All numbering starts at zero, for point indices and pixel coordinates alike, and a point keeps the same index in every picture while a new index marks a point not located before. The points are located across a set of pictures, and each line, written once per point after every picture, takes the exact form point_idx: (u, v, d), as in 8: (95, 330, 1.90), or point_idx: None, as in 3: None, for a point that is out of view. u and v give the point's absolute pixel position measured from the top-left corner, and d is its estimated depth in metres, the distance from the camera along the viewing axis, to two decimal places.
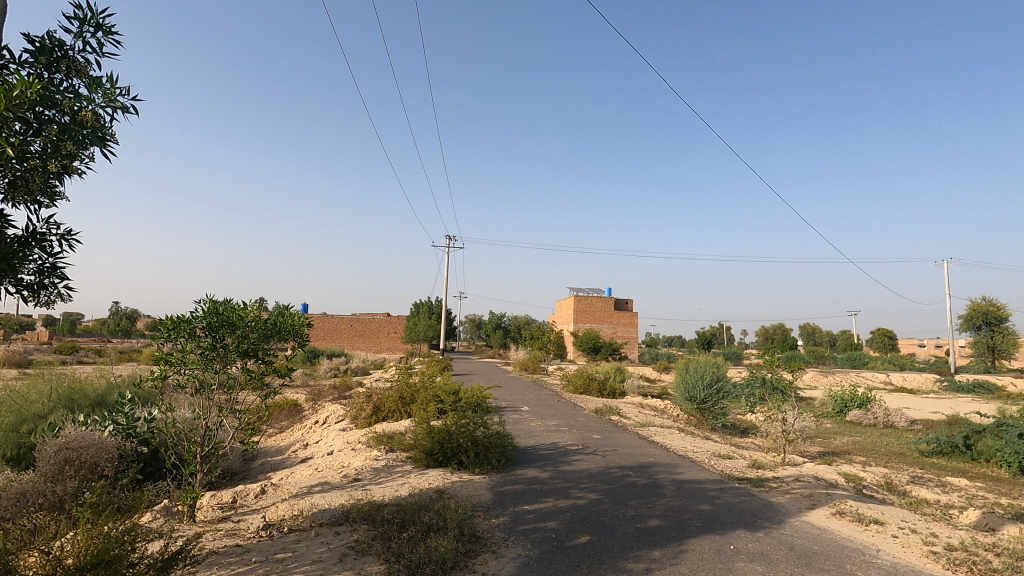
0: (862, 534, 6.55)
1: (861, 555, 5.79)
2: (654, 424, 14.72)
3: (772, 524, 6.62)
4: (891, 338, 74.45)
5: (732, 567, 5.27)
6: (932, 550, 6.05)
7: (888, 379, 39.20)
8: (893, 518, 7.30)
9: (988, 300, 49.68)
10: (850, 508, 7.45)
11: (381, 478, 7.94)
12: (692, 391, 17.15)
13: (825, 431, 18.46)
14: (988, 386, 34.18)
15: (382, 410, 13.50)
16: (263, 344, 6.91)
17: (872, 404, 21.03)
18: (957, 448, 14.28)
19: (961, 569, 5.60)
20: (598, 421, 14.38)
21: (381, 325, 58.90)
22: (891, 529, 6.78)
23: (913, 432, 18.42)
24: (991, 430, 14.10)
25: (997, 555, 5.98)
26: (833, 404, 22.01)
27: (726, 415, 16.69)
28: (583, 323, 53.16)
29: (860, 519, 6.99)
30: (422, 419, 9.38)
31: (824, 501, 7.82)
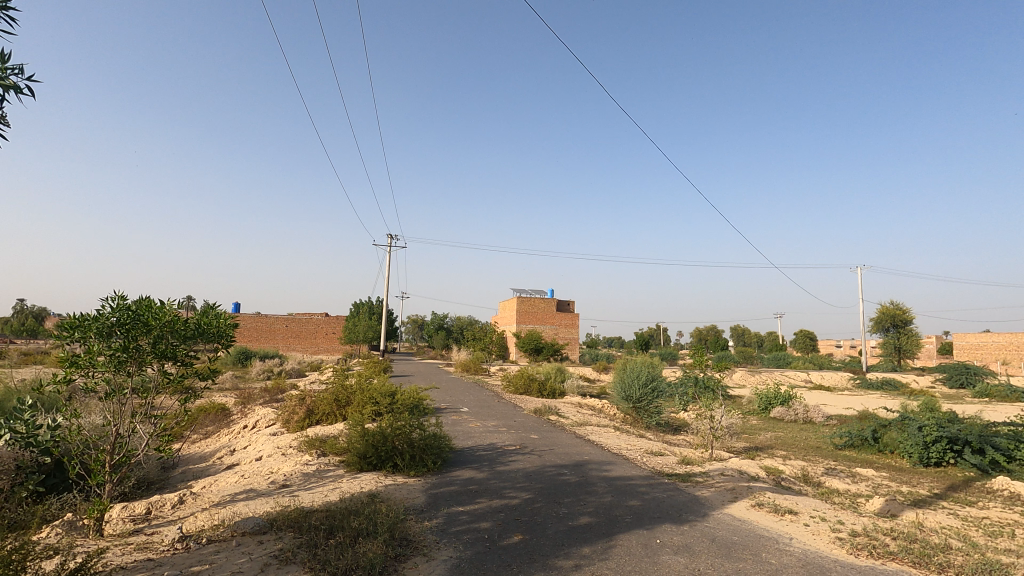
0: (778, 523, 6.95)
1: (776, 543, 6.14)
2: (591, 423, 15.00)
3: (696, 517, 6.91)
4: (812, 339, 79.67)
5: (658, 560, 5.45)
6: (838, 537, 6.51)
7: (809, 377, 41.82)
8: (806, 508, 7.78)
9: (896, 304, 54.02)
10: (768, 499, 7.89)
11: (310, 484, 7.67)
12: (628, 390, 17.65)
13: (751, 427, 19.46)
14: (894, 383, 37.07)
15: (316, 413, 13.07)
16: (183, 345, 6.50)
17: (793, 401, 22.37)
18: (866, 441, 15.42)
19: (862, 553, 6.05)
20: (537, 421, 14.53)
21: (318, 324, 57.13)
22: (804, 518, 7.22)
23: (829, 426, 19.75)
24: (895, 424, 15.31)
25: (893, 539, 6.51)
26: (759, 402, 23.19)
27: (660, 413, 17.25)
28: (526, 324, 53.42)
29: (776, 509, 7.41)
30: (356, 422, 9.13)
31: (745, 494, 8.23)
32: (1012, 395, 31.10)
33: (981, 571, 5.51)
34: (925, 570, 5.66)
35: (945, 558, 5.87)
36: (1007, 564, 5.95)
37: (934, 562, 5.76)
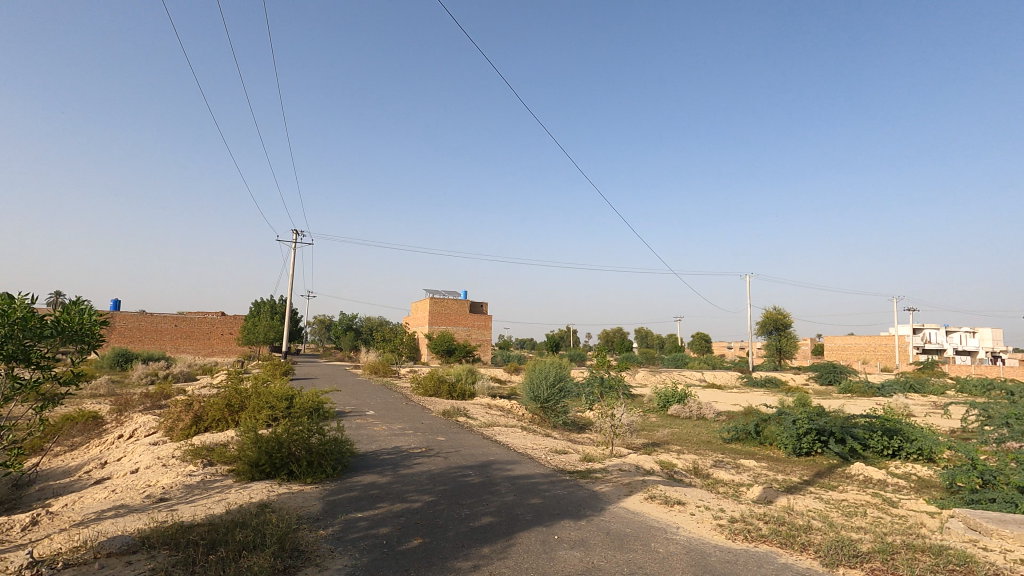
0: (667, 514, 7.39)
1: (664, 533, 6.53)
2: (499, 424, 15.12)
3: (594, 512, 7.18)
4: (707, 341, 85.79)
5: (554, 556, 5.60)
6: (719, 523, 7.04)
7: (703, 376, 44.90)
8: (693, 498, 8.33)
9: (778, 309, 59.51)
10: (660, 492, 8.37)
11: (193, 497, 7.09)
12: (536, 390, 18.01)
13: (650, 424, 20.55)
14: (775, 381, 40.76)
15: (205, 419, 12.11)
16: (37, 346, 5.76)
17: (688, 399, 23.91)
18: (749, 434, 16.81)
19: (739, 537, 6.59)
20: (445, 423, 14.42)
21: (213, 324, 53.07)
22: (691, 507, 7.73)
23: (718, 422, 21.33)
24: (773, 418, 16.82)
25: (766, 523, 7.14)
26: (658, 400, 24.55)
27: (566, 412, 17.74)
28: (438, 325, 52.90)
29: (667, 501, 7.88)
30: (248, 428, 8.57)
31: (640, 488, 8.67)
32: (869, 391, 35.31)
33: (835, 547, 6.18)
34: (790, 549, 6.25)
35: (807, 538, 6.52)
36: (856, 540, 6.73)
37: (797, 542, 6.39)
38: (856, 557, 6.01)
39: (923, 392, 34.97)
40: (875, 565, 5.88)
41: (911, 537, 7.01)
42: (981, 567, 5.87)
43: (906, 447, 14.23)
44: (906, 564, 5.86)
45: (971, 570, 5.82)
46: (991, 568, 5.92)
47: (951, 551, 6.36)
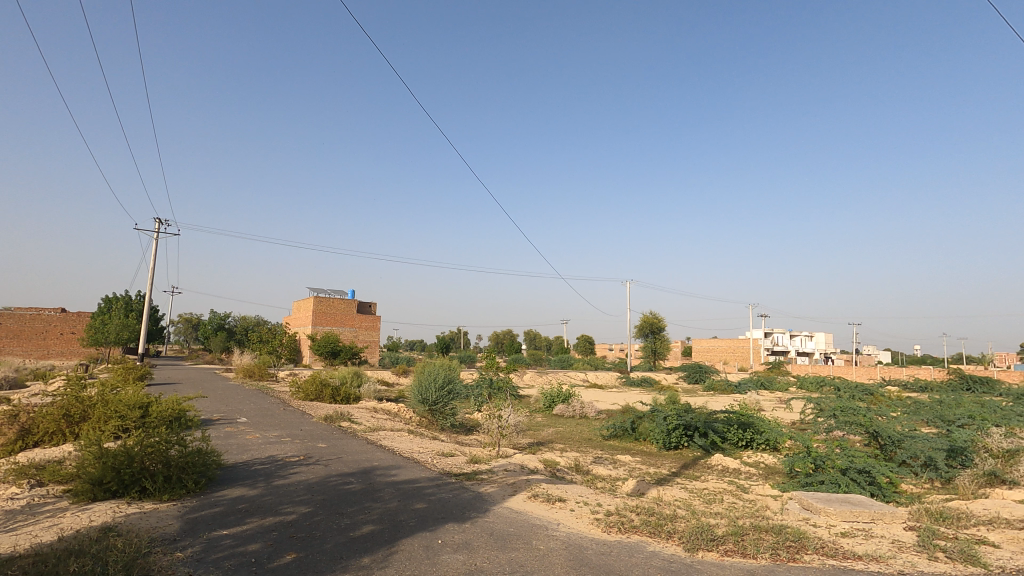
0: (549, 511, 7.63)
1: (545, 530, 6.73)
2: (385, 428, 14.70)
3: (478, 514, 7.23)
4: (591, 343, 90.29)
5: (437, 560, 5.54)
6: (596, 517, 7.41)
7: (587, 377, 47.12)
8: (573, 494, 8.70)
9: (654, 314, 64.21)
10: (542, 490, 8.63)
11: (14, 525, 6.06)
12: (425, 393, 17.77)
13: (536, 424, 21.14)
14: (650, 381, 43.88)
15: (33, 433, 10.42)
16: None
17: (572, 398, 24.95)
18: (626, 431, 17.91)
19: (614, 529, 6.98)
20: (326, 429, 13.72)
21: (49, 322, 46.00)
22: (571, 504, 8.07)
23: (599, 420, 22.49)
24: (647, 415, 18.07)
25: (638, 514, 7.64)
26: (544, 400, 25.33)
27: (454, 414, 17.69)
28: (322, 326, 50.32)
29: (549, 498, 8.14)
30: (90, 441, 7.52)
31: (524, 487, 8.89)
32: (728, 388, 39.23)
33: (696, 533, 6.77)
34: (657, 537, 6.75)
35: (672, 526, 7.09)
36: (714, 525, 7.43)
37: (664, 530, 6.92)
38: (713, 540, 6.62)
39: (772, 389, 39.59)
40: (728, 546, 6.53)
41: (758, 519, 7.88)
42: (811, 542, 6.75)
43: (757, 438, 15.99)
44: (754, 543, 6.58)
45: (803, 545, 6.67)
46: (819, 542, 6.83)
47: (789, 529, 7.24)
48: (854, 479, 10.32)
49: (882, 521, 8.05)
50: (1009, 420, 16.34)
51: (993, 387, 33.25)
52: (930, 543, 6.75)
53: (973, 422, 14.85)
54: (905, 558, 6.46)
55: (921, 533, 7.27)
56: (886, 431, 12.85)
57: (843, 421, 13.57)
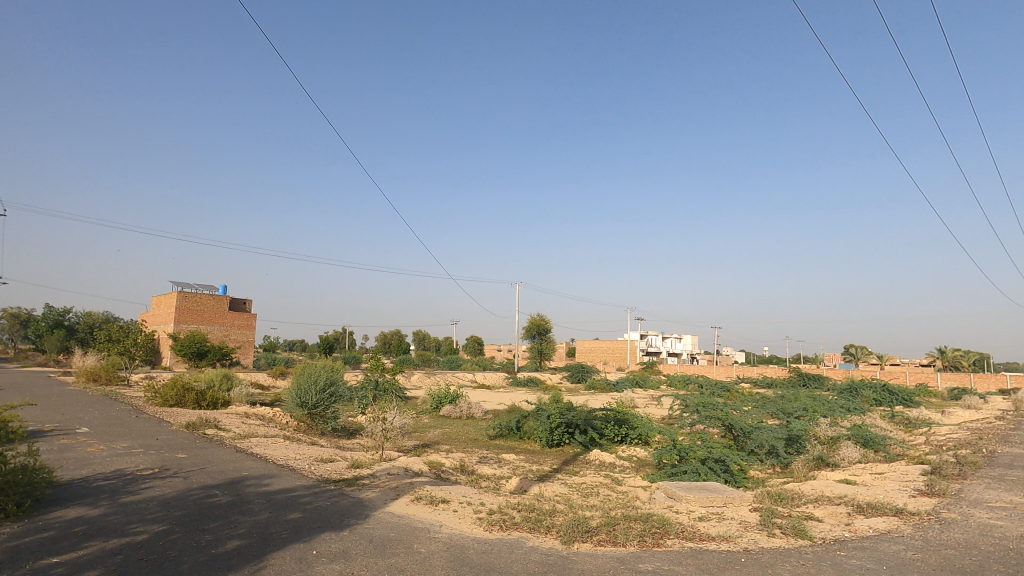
0: (431, 513, 7.59)
1: (427, 533, 6.68)
2: (257, 434, 13.67)
3: (357, 520, 6.99)
4: (479, 344, 91.11)
5: (312, 572, 5.28)
6: (479, 517, 7.49)
7: (475, 377, 47.48)
8: (457, 495, 8.72)
9: (541, 316, 66.37)
10: (426, 492, 8.55)
11: None
12: (303, 395, 16.79)
13: (422, 425, 20.86)
14: (536, 381, 45.28)
15: None
16: None
17: (459, 399, 24.96)
18: (511, 430, 18.28)
19: (495, 527, 7.10)
20: (188, 437, 12.46)
21: None
22: (454, 504, 8.08)
23: (485, 420, 22.74)
24: (532, 414, 18.61)
25: (519, 511, 7.85)
26: (431, 401, 25.07)
27: (336, 418, 16.92)
28: (187, 324, 45.67)
29: (432, 500, 8.09)
30: None
31: (407, 490, 8.75)
32: (607, 387, 41.61)
33: (572, 526, 7.11)
34: (537, 532, 6.99)
35: (551, 521, 7.37)
36: (589, 517, 7.85)
37: (543, 525, 7.18)
38: (587, 532, 7.00)
39: (645, 387, 42.64)
40: (601, 536, 6.93)
41: (629, 509, 8.46)
42: (673, 527, 7.38)
43: (631, 433, 17.13)
44: (624, 532, 7.05)
45: (667, 530, 7.27)
46: (680, 527, 7.49)
47: (655, 517, 7.85)
48: (712, 468, 11.44)
49: (733, 505, 9.01)
50: (833, 411, 19.10)
51: (822, 383, 38.67)
52: (769, 521, 7.68)
53: (806, 414, 17.14)
54: (749, 536, 7.29)
55: (763, 513, 8.25)
56: (738, 424, 14.40)
57: (704, 416, 14.99)
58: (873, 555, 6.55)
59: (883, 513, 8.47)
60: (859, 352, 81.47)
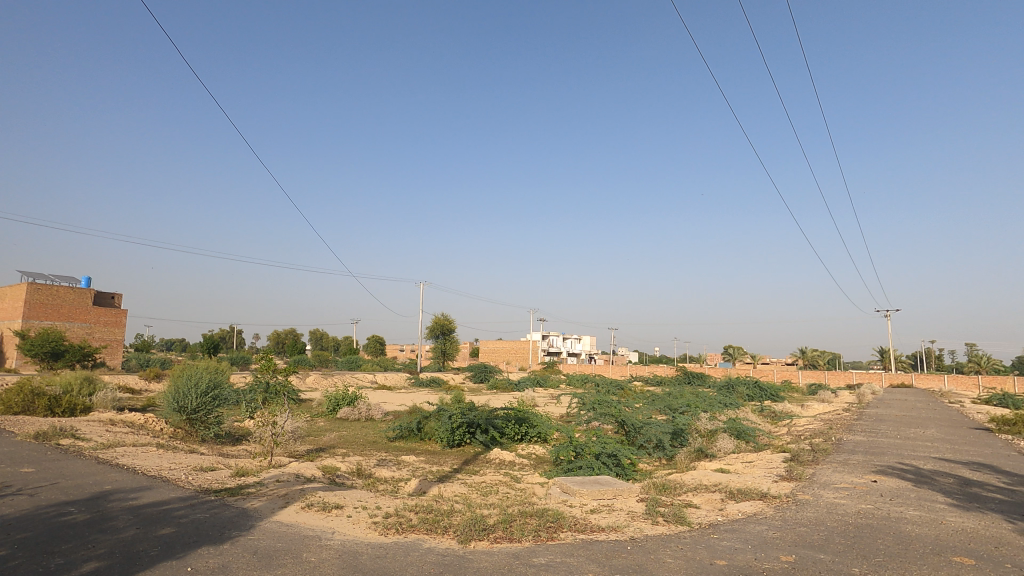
0: (324, 520, 7.28)
1: (318, 541, 6.41)
2: (124, 443, 12.32)
3: (240, 532, 6.54)
4: (381, 344, 88.69)
5: None
6: (374, 521, 7.31)
7: (375, 378, 46.14)
8: (351, 500, 8.43)
9: (445, 316, 65.98)
10: (318, 499, 8.19)
11: None
12: (182, 400, 15.35)
13: (317, 429, 19.92)
14: (439, 381, 44.94)
15: None
16: None
17: (357, 400, 24.12)
18: (412, 431, 18.00)
19: (391, 531, 6.97)
20: (37, 449, 10.95)
21: None
22: (348, 510, 7.82)
23: (385, 422, 22.19)
24: (433, 415, 18.43)
25: (416, 513, 7.76)
26: (327, 403, 24.00)
27: (219, 423, 15.68)
28: (38, 320, 40.11)
29: (324, 507, 7.76)
30: None
31: (298, 497, 8.31)
32: (509, 386, 42.24)
33: (470, 525, 7.15)
34: (433, 534, 6.95)
35: (448, 521, 7.37)
36: (486, 515, 7.94)
37: (440, 526, 7.15)
38: (484, 530, 7.07)
39: (545, 386, 43.82)
40: (498, 534, 7.04)
41: (526, 505, 8.66)
42: (566, 521, 7.68)
43: (530, 432, 17.53)
44: (520, 528, 7.21)
45: (560, 524, 7.54)
46: (573, 520, 7.80)
47: (550, 512, 8.11)
48: (605, 462, 12.03)
49: (622, 496, 9.54)
50: (712, 406, 20.83)
51: (704, 380, 42.02)
52: (653, 510, 8.23)
53: (689, 409, 18.53)
54: (636, 525, 7.75)
55: (648, 503, 8.82)
56: (630, 420, 15.26)
57: (599, 413, 15.72)
58: (741, 536, 7.24)
59: (750, 497, 9.38)
60: (736, 352, 89.70)
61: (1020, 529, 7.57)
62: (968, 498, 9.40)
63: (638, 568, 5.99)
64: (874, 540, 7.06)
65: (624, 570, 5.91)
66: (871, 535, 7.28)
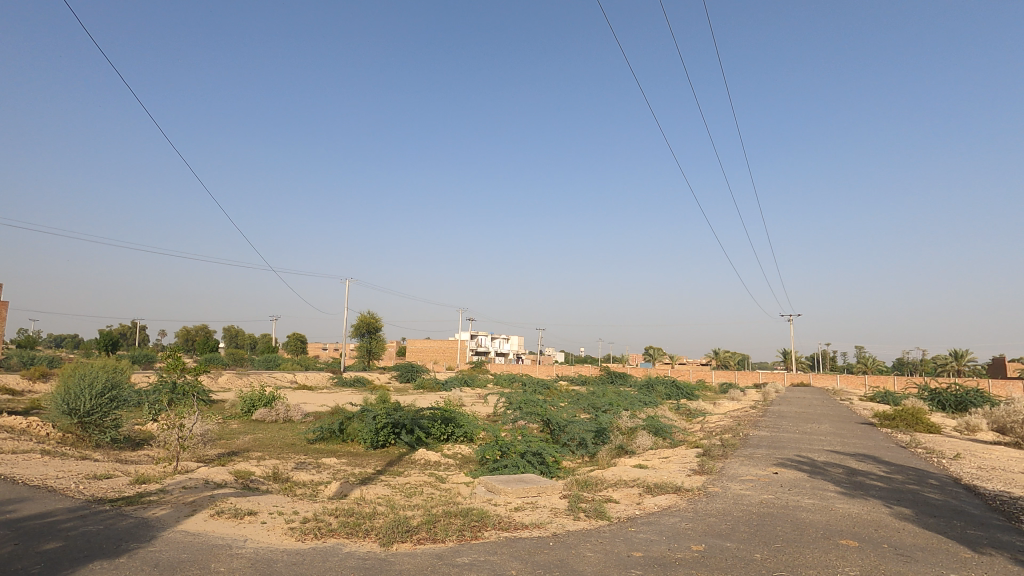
0: (235, 527, 6.88)
1: (228, 550, 6.05)
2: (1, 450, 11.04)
3: (139, 544, 6.05)
4: (302, 342, 85.08)
5: None
6: (290, 527, 7.00)
7: (295, 377, 44.10)
8: (266, 506, 8.03)
9: (371, 314, 64.33)
10: (229, 505, 7.72)
11: None
12: (73, 402, 13.95)
13: (229, 432, 18.75)
14: (364, 380, 43.73)
15: None
16: None
17: (275, 401, 22.93)
18: (334, 433, 17.36)
19: (309, 537, 6.70)
20: None
21: None
22: (262, 516, 7.45)
23: (304, 423, 21.26)
24: (357, 416, 17.88)
25: (336, 518, 7.51)
26: (241, 404, 22.66)
27: (116, 427, 14.40)
28: None
29: (236, 514, 7.34)
30: None
31: (206, 504, 7.80)
32: (436, 386, 41.77)
33: (392, 527, 7.02)
34: (354, 538, 6.76)
35: (370, 524, 7.19)
36: (409, 516, 7.82)
37: (361, 530, 6.97)
38: (407, 532, 6.96)
39: (473, 386, 43.71)
40: (421, 535, 6.96)
41: (450, 505, 8.63)
42: (491, 519, 7.71)
43: (457, 431, 17.45)
44: (444, 528, 7.16)
45: (484, 523, 7.57)
46: (497, 519, 7.84)
47: (475, 511, 8.12)
48: (530, 461, 12.19)
49: (546, 493, 9.71)
50: (633, 405, 21.67)
51: (626, 380, 43.58)
52: (576, 507, 8.45)
53: (611, 408, 19.17)
54: (558, 521, 7.92)
55: (571, 500, 9.04)
56: (555, 419, 15.56)
57: (525, 412, 15.91)
58: (656, 528, 7.59)
59: (665, 491, 9.86)
60: (655, 353, 93.99)
61: (896, 512, 8.45)
62: (853, 486, 10.38)
63: (559, 563, 6.13)
64: (774, 527, 7.64)
65: (546, 566, 6.02)
66: (771, 523, 7.87)
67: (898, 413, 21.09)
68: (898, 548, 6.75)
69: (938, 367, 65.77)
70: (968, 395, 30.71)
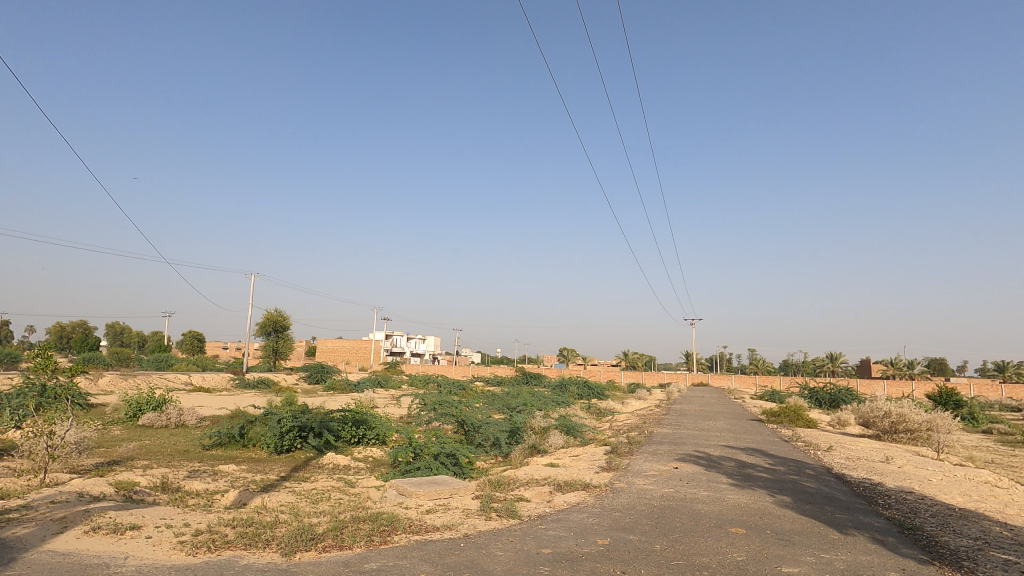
0: (113, 544, 6.26)
1: (106, 569, 5.50)
2: None
3: None
4: (200, 341, 79.21)
5: None
6: (179, 541, 6.47)
7: (189, 378, 40.80)
8: (152, 519, 7.36)
9: (279, 311, 61.18)
10: (106, 521, 6.98)
11: None
12: None
13: (110, 439, 16.98)
14: (267, 380, 41.41)
15: None
16: None
17: (165, 404, 21.04)
18: (233, 438, 16.20)
19: (199, 551, 6.21)
20: None
21: None
22: (147, 530, 6.82)
23: (199, 429, 19.72)
24: (259, 420, 16.83)
25: (232, 529, 7.03)
26: (125, 408, 20.59)
27: None
28: None
29: (116, 529, 6.66)
30: None
31: (80, 520, 7.00)
32: (347, 387, 40.33)
33: (296, 536, 6.70)
34: (253, 549, 6.37)
35: (270, 534, 6.81)
36: (314, 523, 7.49)
37: (261, 540, 6.59)
38: (312, 540, 6.66)
39: (387, 387, 42.74)
40: (327, 542, 6.69)
41: (359, 510, 8.36)
42: (401, 523, 7.55)
43: (368, 433, 16.94)
44: (351, 534, 6.93)
45: (394, 527, 7.41)
46: (408, 522, 7.71)
47: (384, 515, 7.93)
48: (443, 462, 12.11)
49: (458, 495, 9.68)
50: (546, 404, 22.17)
51: (540, 380, 44.51)
52: (488, 506, 8.51)
53: (525, 408, 19.47)
54: (470, 522, 7.95)
55: (483, 500, 9.08)
56: (470, 419, 15.54)
57: (440, 413, 15.74)
58: (565, 525, 7.82)
59: (574, 488, 10.14)
60: (568, 355, 97.52)
61: (778, 501, 9.27)
62: (743, 478, 11.25)
63: (470, 564, 6.13)
64: (672, 519, 8.12)
65: (455, 567, 6.01)
66: (671, 515, 8.33)
67: (783, 411, 23.17)
68: (779, 534, 7.39)
69: (815, 367, 72.99)
70: (839, 394, 34.33)
